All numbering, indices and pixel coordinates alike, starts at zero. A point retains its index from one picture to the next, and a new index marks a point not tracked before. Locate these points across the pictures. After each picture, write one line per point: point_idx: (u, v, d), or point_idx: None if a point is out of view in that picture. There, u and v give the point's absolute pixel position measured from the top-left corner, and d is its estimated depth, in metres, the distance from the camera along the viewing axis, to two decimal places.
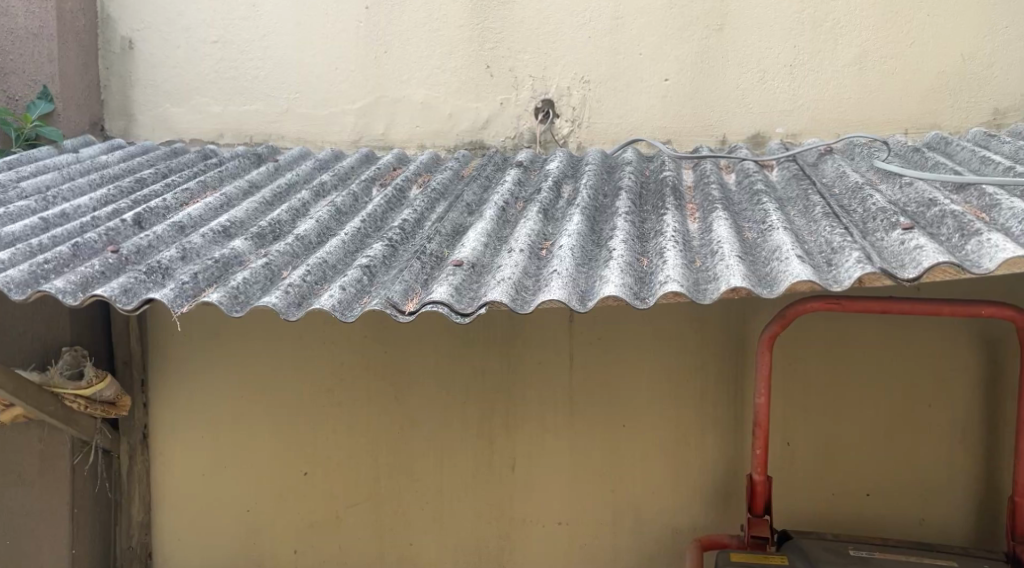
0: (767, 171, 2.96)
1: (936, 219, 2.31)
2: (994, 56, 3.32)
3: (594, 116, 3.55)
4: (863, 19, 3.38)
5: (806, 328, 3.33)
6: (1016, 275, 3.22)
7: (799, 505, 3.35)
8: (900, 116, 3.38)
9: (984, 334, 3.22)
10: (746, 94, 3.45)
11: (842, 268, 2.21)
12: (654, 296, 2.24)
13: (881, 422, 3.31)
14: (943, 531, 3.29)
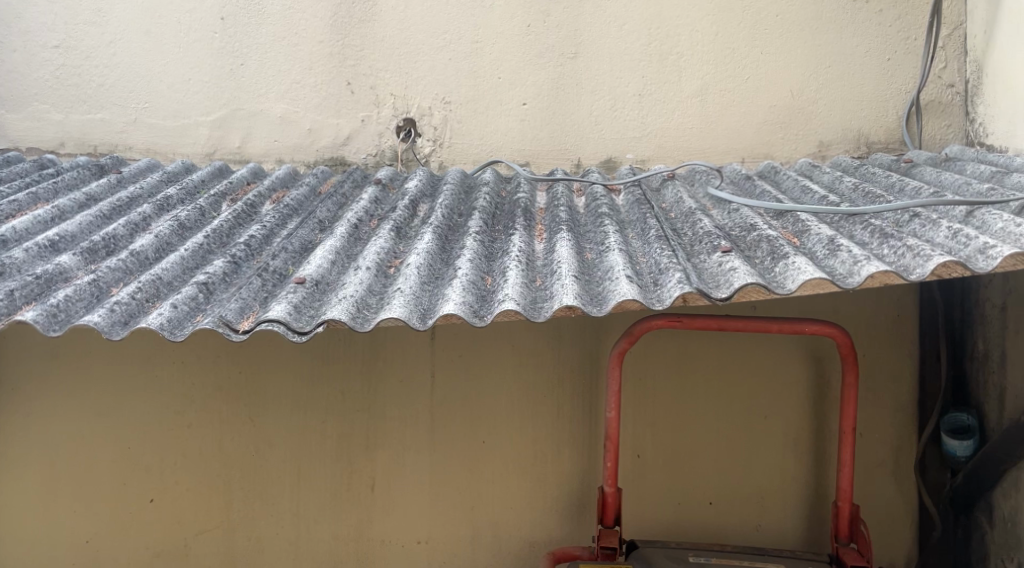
0: (614, 195, 3.12)
1: (754, 243, 2.50)
2: (822, 92, 3.60)
3: (455, 136, 3.66)
4: (703, 52, 3.62)
5: (651, 344, 3.54)
6: (837, 295, 3.52)
7: (647, 515, 3.54)
8: (739, 146, 3.62)
9: (811, 351, 3.50)
10: (599, 121, 3.64)
11: (666, 288, 2.37)
12: (491, 314, 2.36)
13: (721, 434, 3.53)
14: (778, 537, 3.52)
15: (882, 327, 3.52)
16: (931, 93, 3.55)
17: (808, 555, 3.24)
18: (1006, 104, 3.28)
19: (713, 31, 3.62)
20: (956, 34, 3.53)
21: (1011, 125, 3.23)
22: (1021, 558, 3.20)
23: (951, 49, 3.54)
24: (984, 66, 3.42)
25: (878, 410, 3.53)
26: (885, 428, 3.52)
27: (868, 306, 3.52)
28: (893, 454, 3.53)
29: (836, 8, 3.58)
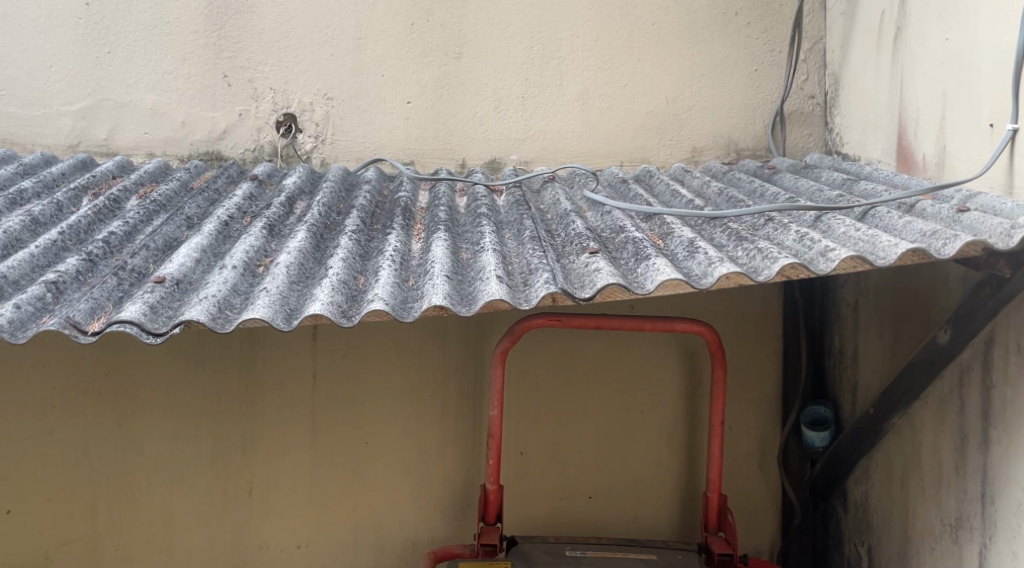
0: (496, 196, 3.17)
1: (621, 246, 2.55)
2: (696, 98, 3.72)
3: (337, 133, 3.66)
4: (584, 57, 3.70)
5: (533, 343, 3.62)
6: (706, 296, 3.70)
7: (529, 509, 3.64)
8: (617, 150, 3.73)
9: (686, 349, 3.64)
10: (483, 122, 3.69)
11: (534, 288, 2.40)
12: (359, 314, 2.37)
13: (599, 430, 3.65)
14: (653, 528, 3.67)
15: (750, 326, 3.70)
16: (794, 103, 3.73)
17: (680, 546, 3.38)
18: (860, 114, 3.47)
19: (593, 36, 3.70)
20: (816, 48, 3.73)
21: (864, 134, 3.43)
22: (870, 541, 3.36)
23: (813, 62, 3.74)
24: (841, 78, 3.62)
25: (745, 403, 3.71)
26: (751, 420, 3.71)
27: (737, 304, 3.70)
28: (759, 445, 3.72)
29: (708, 19, 3.71)
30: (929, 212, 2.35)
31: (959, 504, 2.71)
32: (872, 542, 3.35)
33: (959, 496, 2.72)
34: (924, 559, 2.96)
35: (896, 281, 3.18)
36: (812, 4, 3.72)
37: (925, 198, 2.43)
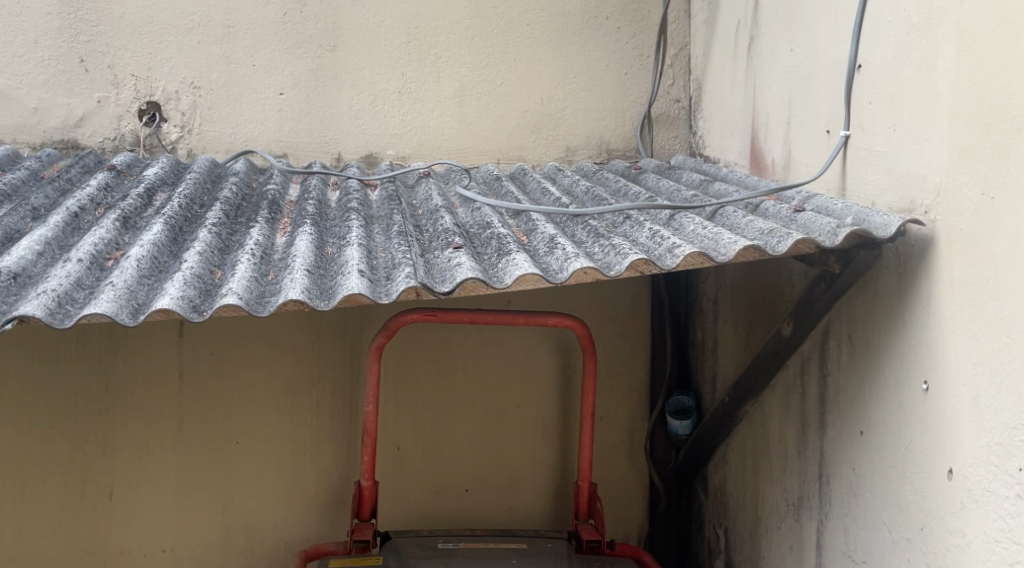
0: (369, 190, 3.15)
1: (485, 241, 2.53)
2: (568, 100, 3.76)
3: (205, 124, 3.57)
4: (460, 54, 3.69)
5: (408, 340, 3.64)
6: (576, 291, 3.80)
7: (405, 504, 3.67)
8: (493, 148, 3.73)
9: (559, 343, 3.72)
10: (358, 116, 3.64)
11: (396, 282, 2.36)
12: (210, 309, 2.31)
13: (473, 424, 3.70)
14: (527, 519, 3.76)
15: (620, 319, 3.84)
16: (660, 107, 3.83)
17: (550, 534, 3.46)
18: (719, 118, 3.59)
19: (470, 35, 3.69)
20: (681, 54, 3.85)
21: (722, 137, 3.56)
22: (727, 523, 3.53)
23: (678, 68, 3.85)
24: (703, 83, 3.74)
25: (614, 394, 3.85)
26: (619, 410, 3.86)
27: (608, 300, 3.82)
28: (628, 434, 3.87)
29: (580, 22, 3.75)
30: (770, 213, 2.38)
31: (800, 485, 2.89)
32: (729, 524, 3.52)
33: (800, 479, 2.88)
34: (771, 538, 3.13)
35: (749, 276, 3.31)
36: (677, 12, 3.84)
37: (768, 200, 2.52)
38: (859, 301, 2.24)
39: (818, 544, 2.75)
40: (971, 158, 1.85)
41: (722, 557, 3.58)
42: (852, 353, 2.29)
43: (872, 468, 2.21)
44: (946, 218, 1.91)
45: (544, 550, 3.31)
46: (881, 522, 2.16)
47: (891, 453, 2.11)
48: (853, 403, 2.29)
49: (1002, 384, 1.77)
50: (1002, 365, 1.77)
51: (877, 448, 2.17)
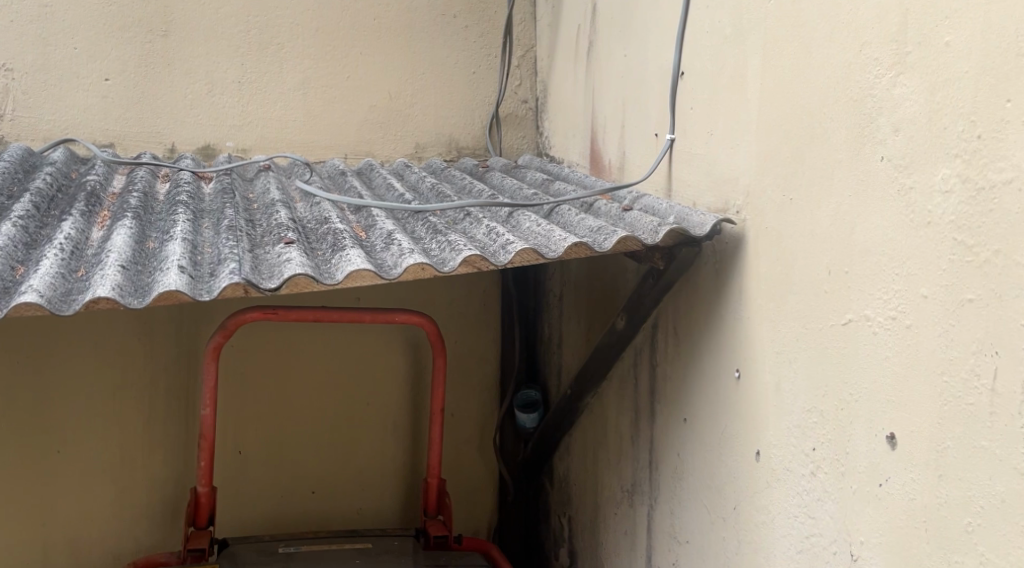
0: (203, 183, 3.05)
1: (321, 236, 2.41)
2: (418, 96, 3.67)
3: (19, 109, 3.27)
4: (304, 47, 3.53)
5: (249, 339, 3.53)
6: (423, 288, 3.81)
7: (250, 508, 3.61)
8: (340, 142, 3.60)
9: (408, 341, 3.72)
10: (192, 105, 3.44)
11: (221, 278, 2.16)
12: (6, 308, 2.05)
13: (319, 425, 3.66)
14: (376, 518, 3.77)
15: (468, 315, 3.88)
16: (509, 106, 3.80)
17: (397, 532, 3.48)
18: (563, 120, 3.60)
19: (314, 27, 3.54)
20: (528, 56, 3.83)
21: (566, 138, 3.57)
22: (570, 511, 3.65)
23: (525, 69, 3.84)
24: (550, 86, 3.74)
25: (462, 389, 3.92)
26: (466, 405, 3.93)
27: (456, 298, 3.86)
28: (477, 428, 3.96)
29: (428, 19, 3.66)
30: (605, 211, 2.48)
31: (634, 471, 3.01)
32: (572, 513, 3.64)
33: (634, 465, 3.01)
34: (609, 525, 3.26)
35: (589, 272, 3.37)
36: (524, 14, 3.82)
37: (602, 199, 2.58)
38: (683, 297, 2.37)
39: (649, 527, 2.88)
40: (773, 164, 1.90)
41: (565, 545, 3.70)
42: (676, 344, 2.44)
43: (695, 453, 2.34)
44: (754, 220, 1.98)
45: (389, 549, 3.32)
46: (702, 505, 2.30)
47: (712, 440, 2.24)
48: (680, 393, 2.43)
49: (798, 368, 1.81)
50: (798, 353, 1.81)
51: (697, 433, 2.32)
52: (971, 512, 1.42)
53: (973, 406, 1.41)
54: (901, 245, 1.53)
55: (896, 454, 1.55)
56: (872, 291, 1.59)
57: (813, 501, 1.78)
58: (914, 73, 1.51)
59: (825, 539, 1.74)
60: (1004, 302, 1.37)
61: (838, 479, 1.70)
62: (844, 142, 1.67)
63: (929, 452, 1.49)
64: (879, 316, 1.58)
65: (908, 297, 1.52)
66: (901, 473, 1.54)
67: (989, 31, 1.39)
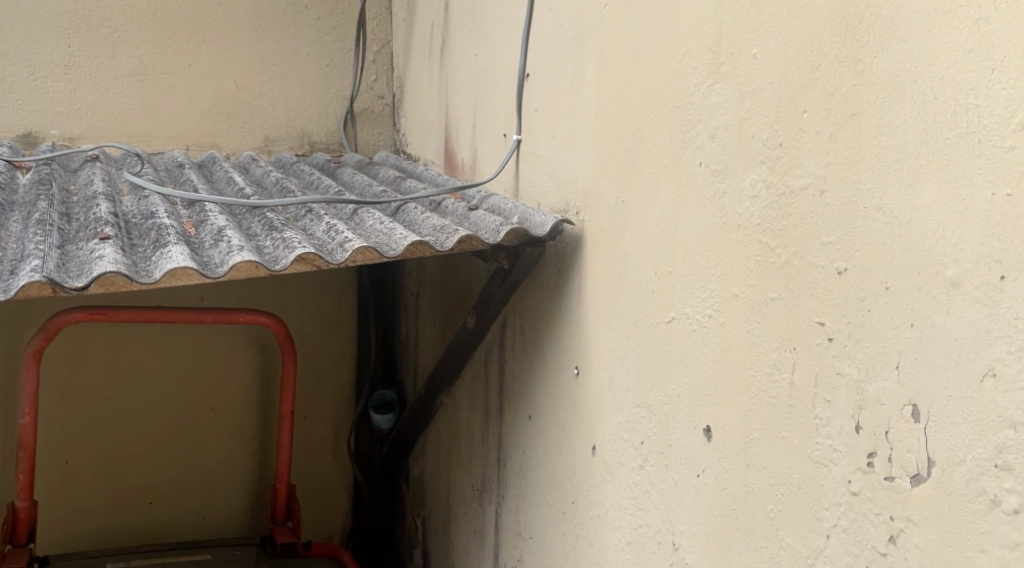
0: (19, 172, 2.88)
1: (145, 232, 2.29)
2: (265, 87, 3.59)
3: None
4: (140, 31, 3.39)
5: (78, 341, 3.35)
6: (272, 286, 3.72)
7: (81, 522, 3.46)
8: (180, 133, 3.49)
9: (254, 340, 3.61)
10: (13, 89, 3.25)
11: (19, 277, 1.99)
12: None
13: (156, 432, 3.53)
14: (220, 527, 3.69)
15: (320, 315, 3.82)
16: (364, 102, 3.76)
17: (240, 541, 3.42)
18: (417, 117, 3.58)
19: (151, 11, 3.39)
20: (383, 51, 3.79)
21: (421, 135, 3.55)
22: (423, 511, 3.65)
23: (381, 65, 3.80)
24: (404, 83, 3.71)
25: (315, 391, 3.87)
26: (317, 406, 3.88)
27: (309, 297, 3.78)
28: (331, 429, 3.92)
29: (277, 7, 3.56)
30: (452, 208, 2.47)
31: (483, 469, 3.03)
32: (425, 513, 3.64)
33: (484, 464, 3.02)
34: (459, 525, 3.27)
35: (440, 271, 3.35)
36: (378, 8, 3.77)
37: (451, 197, 2.58)
38: (529, 296, 2.40)
39: (497, 524, 2.91)
40: (609, 167, 1.94)
41: (419, 546, 3.70)
42: (523, 342, 2.47)
43: (538, 450, 2.39)
44: (593, 219, 2.03)
45: (229, 558, 3.25)
46: (544, 501, 2.35)
47: (553, 435, 2.28)
48: (525, 390, 2.46)
49: (631, 363, 1.86)
50: (629, 350, 1.87)
51: (540, 430, 2.37)
52: (773, 498, 1.47)
53: (776, 398, 1.46)
54: (715, 247, 1.59)
55: (711, 445, 1.61)
56: (692, 291, 1.64)
57: (640, 494, 1.84)
58: (728, 81, 1.56)
59: (651, 530, 1.81)
60: (799, 299, 1.41)
61: (663, 470, 1.76)
62: (671, 146, 1.72)
63: (739, 443, 1.54)
64: (697, 313, 1.63)
65: (722, 296, 1.57)
66: (716, 464, 1.60)
67: (790, 42, 1.42)
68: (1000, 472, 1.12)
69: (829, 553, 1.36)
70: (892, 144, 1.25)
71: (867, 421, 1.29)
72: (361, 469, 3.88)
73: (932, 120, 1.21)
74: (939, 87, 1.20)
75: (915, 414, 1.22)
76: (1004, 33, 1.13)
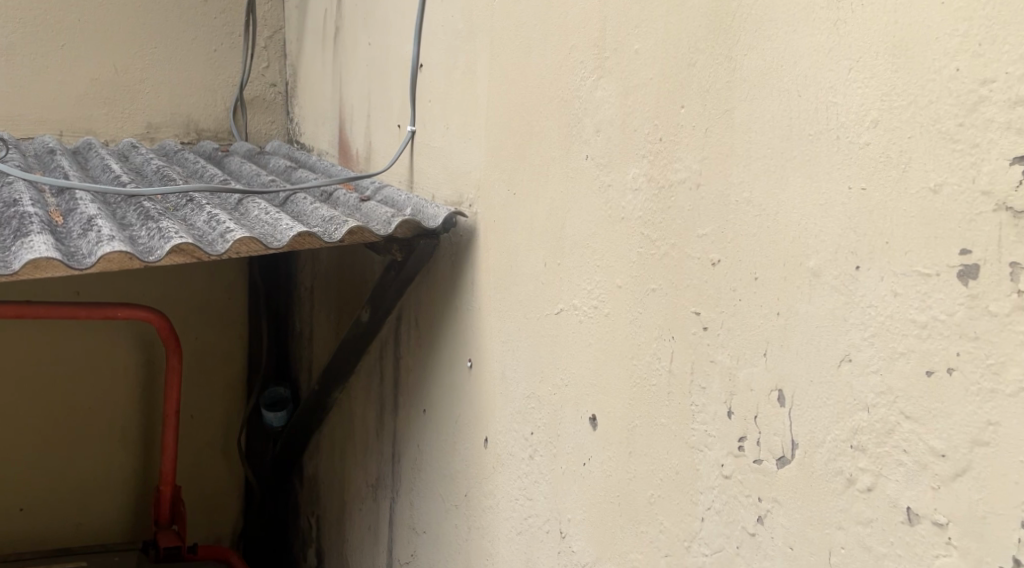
0: None
1: (8, 220, 2.18)
2: (146, 71, 3.48)
3: None
4: (10, 10, 3.22)
5: None
6: (157, 279, 3.62)
7: None
8: (54, 117, 3.34)
9: (137, 336, 3.49)
10: None
11: None
12: None
13: (29, 432, 3.39)
14: (98, 533, 3.57)
15: (209, 308, 3.73)
16: (255, 89, 3.69)
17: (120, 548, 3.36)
18: (311, 106, 3.53)
19: None
20: (276, 37, 3.72)
21: (315, 126, 3.50)
22: (318, 509, 3.61)
23: (273, 51, 3.73)
24: (297, 71, 3.65)
25: (205, 388, 3.79)
26: (206, 403, 3.80)
27: (197, 290, 3.70)
28: (220, 426, 3.85)
29: None
30: (343, 199, 2.43)
31: (378, 465, 3.01)
32: (320, 510, 3.60)
33: (379, 460, 3.00)
34: (354, 522, 3.24)
35: (334, 265, 3.30)
36: None
37: (343, 188, 2.54)
38: (424, 290, 2.40)
39: (391, 520, 2.90)
40: (501, 160, 1.96)
41: (313, 544, 3.65)
42: (417, 336, 2.47)
43: (432, 444, 2.39)
44: (486, 211, 2.04)
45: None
46: (437, 495, 2.35)
47: (446, 429, 2.29)
48: (419, 384, 2.46)
49: (521, 355, 1.88)
50: (520, 342, 1.89)
51: (434, 423, 2.37)
52: (653, 484, 1.51)
53: (655, 386, 1.50)
54: (601, 239, 1.62)
55: (596, 434, 1.65)
56: (578, 283, 1.67)
57: (530, 485, 1.86)
58: (612, 77, 1.59)
59: (540, 520, 1.83)
60: (677, 289, 1.45)
61: (550, 460, 1.79)
62: (559, 140, 1.74)
63: (622, 430, 1.58)
64: (584, 305, 1.66)
65: (607, 288, 1.60)
66: (600, 453, 1.64)
67: (669, 40, 1.45)
68: (855, 452, 1.17)
69: (704, 535, 1.40)
70: (762, 140, 1.29)
71: (738, 406, 1.34)
72: (252, 467, 3.81)
73: (797, 117, 1.25)
74: (803, 85, 1.24)
75: (780, 399, 1.27)
76: (860, 34, 1.16)
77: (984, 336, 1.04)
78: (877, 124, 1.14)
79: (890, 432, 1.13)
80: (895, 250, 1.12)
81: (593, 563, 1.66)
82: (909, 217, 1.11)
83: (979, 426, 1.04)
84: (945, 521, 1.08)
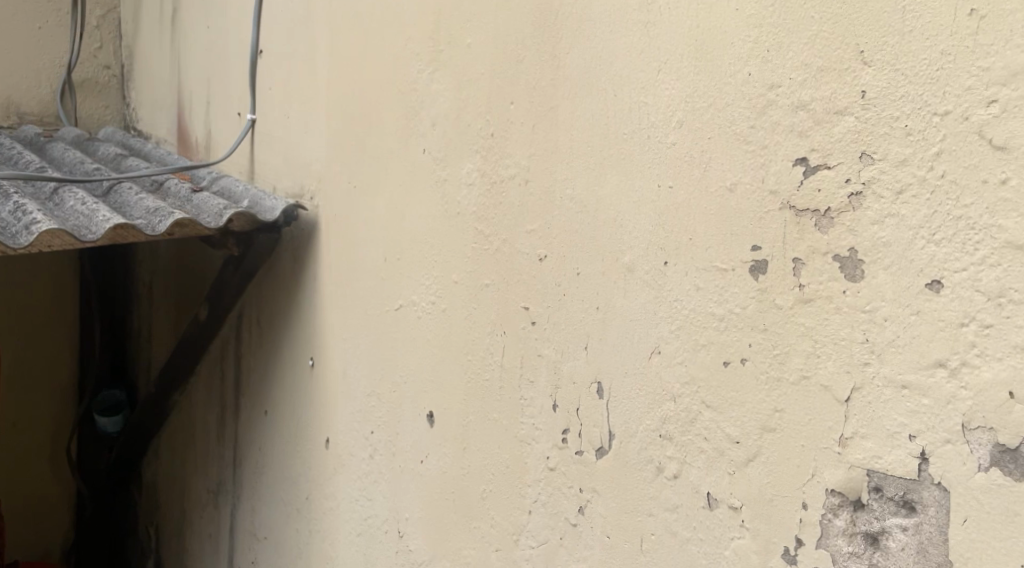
0: None
1: None
2: None
3: None
4: None
5: None
6: None
7: None
8: None
9: None
10: None
11: None
12: None
13: None
14: None
15: (34, 307, 3.53)
16: (85, 72, 3.52)
17: None
18: (148, 93, 3.39)
19: None
20: (109, 16, 3.57)
21: (152, 113, 3.37)
22: (156, 517, 3.47)
23: (106, 31, 3.57)
24: (133, 54, 3.51)
25: (32, 390, 3.58)
26: (32, 406, 3.59)
27: (21, 286, 3.49)
28: (48, 431, 3.65)
29: None
30: (174, 190, 2.33)
31: (219, 469, 2.92)
32: (159, 519, 3.46)
33: (219, 463, 2.92)
34: (195, 529, 3.14)
35: (171, 260, 3.19)
36: None
37: (176, 178, 2.45)
38: (265, 288, 2.35)
39: (232, 525, 2.82)
40: (340, 153, 1.93)
41: (152, 554, 3.51)
42: (258, 335, 2.41)
43: (272, 446, 2.34)
44: (326, 205, 2.01)
45: None
46: (278, 498, 2.31)
47: (287, 431, 2.25)
48: (260, 385, 2.41)
49: (360, 352, 1.87)
50: (359, 338, 1.87)
51: (275, 424, 2.32)
52: (485, 480, 1.52)
53: (488, 381, 1.51)
54: (438, 234, 1.62)
55: (433, 430, 1.65)
56: (416, 278, 1.67)
57: (368, 485, 1.85)
58: (446, 71, 1.59)
59: (379, 519, 1.82)
60: (507, 284, 1.47)
61: (389, 460, 1.78)
62: (396, 133, 1.73)
63: (457, 426, 1.59)
64: (422, 301, 1.66)
65: (442, 283, 1.61)
66: (437, 449, 1.64)
67: (499, 36, 1.47)
68: (663, 441, 1.22)
69: (530, 528, 1.43)
70: (582, 137, 1.33)
71: (562, 399, 1.37)
72: (84, 474, 3.62)
73: (612, 115, 1.28)
74: (618, 85, 1.27)
75: (599, 391, 1.31)
76: (667, 36, 1.20)
77: (772, 328, 1.09)
78: (683, 125, 1.19)
79: (693, 420, 1.18)
80: (698, 247, 1.17)
81: (429, 561, 1.66)
82: (709, 214, 1.16)
83: (767, 413, 1.10)
84: (739, 504, 1.13)
